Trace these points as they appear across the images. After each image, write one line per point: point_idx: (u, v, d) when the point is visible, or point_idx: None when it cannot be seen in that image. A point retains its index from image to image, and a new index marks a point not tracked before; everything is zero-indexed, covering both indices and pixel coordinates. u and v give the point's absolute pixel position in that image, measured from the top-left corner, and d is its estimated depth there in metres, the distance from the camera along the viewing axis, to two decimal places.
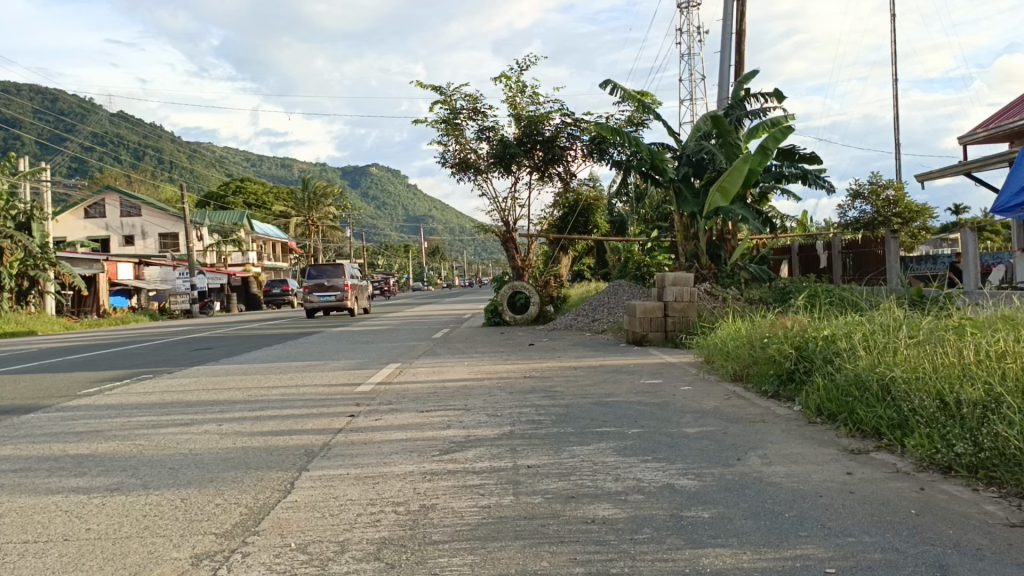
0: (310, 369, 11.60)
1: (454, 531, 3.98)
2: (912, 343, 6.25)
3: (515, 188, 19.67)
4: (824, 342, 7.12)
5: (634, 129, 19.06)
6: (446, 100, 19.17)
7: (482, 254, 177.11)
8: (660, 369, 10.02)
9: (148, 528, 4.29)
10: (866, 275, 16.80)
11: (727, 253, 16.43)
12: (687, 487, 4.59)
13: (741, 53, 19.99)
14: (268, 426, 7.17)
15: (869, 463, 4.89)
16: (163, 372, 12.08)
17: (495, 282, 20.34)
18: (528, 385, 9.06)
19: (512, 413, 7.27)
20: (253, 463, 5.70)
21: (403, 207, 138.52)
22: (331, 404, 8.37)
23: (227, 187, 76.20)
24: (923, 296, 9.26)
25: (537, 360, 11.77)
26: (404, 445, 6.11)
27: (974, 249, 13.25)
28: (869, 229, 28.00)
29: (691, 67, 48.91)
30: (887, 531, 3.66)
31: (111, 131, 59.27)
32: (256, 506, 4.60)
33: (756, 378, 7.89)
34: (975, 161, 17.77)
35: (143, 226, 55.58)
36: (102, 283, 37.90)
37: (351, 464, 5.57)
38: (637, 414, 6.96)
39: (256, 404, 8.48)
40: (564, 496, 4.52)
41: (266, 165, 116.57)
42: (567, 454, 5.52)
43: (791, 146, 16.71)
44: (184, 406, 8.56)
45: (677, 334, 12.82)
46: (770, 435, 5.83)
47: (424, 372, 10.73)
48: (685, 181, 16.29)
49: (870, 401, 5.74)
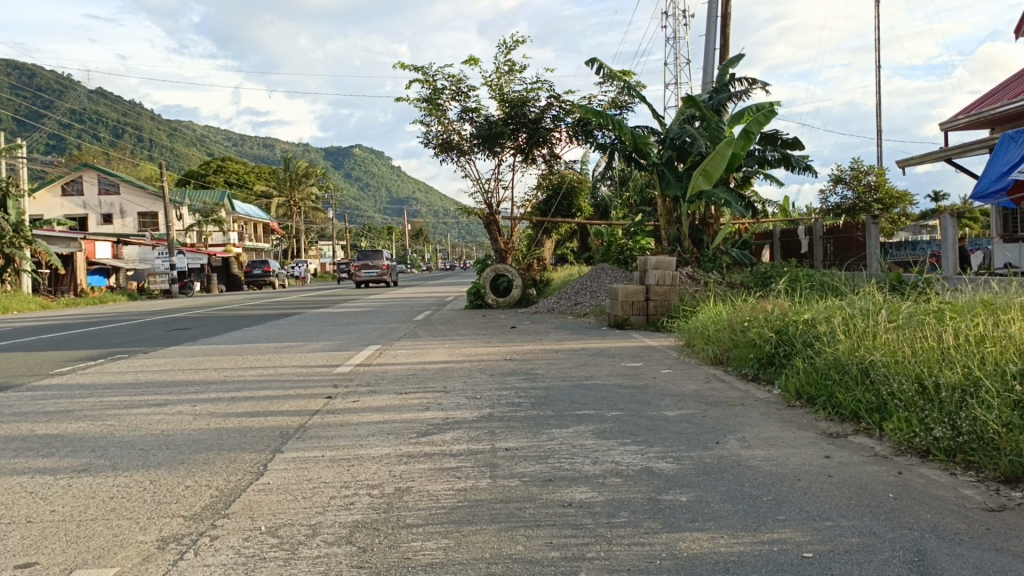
0: (289, 350, 11.49)
1: (428, 515, 3.91)
2: (892, 327, 6.23)
3: (498, 170, 19.55)
4: (804, 325, 7.10)
5: (619, 111, 18.97)
6: (429, 79, 18.99)
7: (465, 237, 176.68)
8: (641, 352, 9.99)
9: (115, 511, 4.19)
10: (846, 260, 16.85)
11: (710, 237, 16.42)
12: (665, 470, 4.55)
13: (726, 37, 19.92)
14: (243, 408, 7.08)
15: (848, 447, 4.86)
16: (139, 352, 11.93)
17: (478, 264, 20.25)
18: (508, 367, 9.00)
19: (491, 396, 7.22)
20: (226, 445, 5.61)
21: (386, 188, 137.85)
22: (309, 385, 8.28)
23: (208, 167, 75.46)
24: (903, 281, 9.27)
25: (518, 342, 11.72)
26: (381, 427, 6.04)
27: (953, 235, 13.32)
28: (850, 214, 28.13)
29: (676, 50, 48.82)
30: (865, 515, 3.63)
31: (90, 108, 58.45)
32: (227, 489, 4.51)
33: (737, 361, 7.87)
34: (956, 147, 17.84)
35: (122, 205, 54.96)
36: (79, 262, 37.42)
37: (326, 445, 5.50)
38: (617, 397, 6.93)
39: (232, 385, 8.38)
40: (541, 479, 4.46)
41: (248, 145, 115.50)
42: (546, 437, 5.47)
43: (774, 131, 16.68)
44: (158, 386, 8.44)
45: (659, 318, 12.79)
46: (749, 419, 5.80)
47: (404, 354, 10.66)
48: (668, 164, 16.23)
49: (849, 384, 5.72)
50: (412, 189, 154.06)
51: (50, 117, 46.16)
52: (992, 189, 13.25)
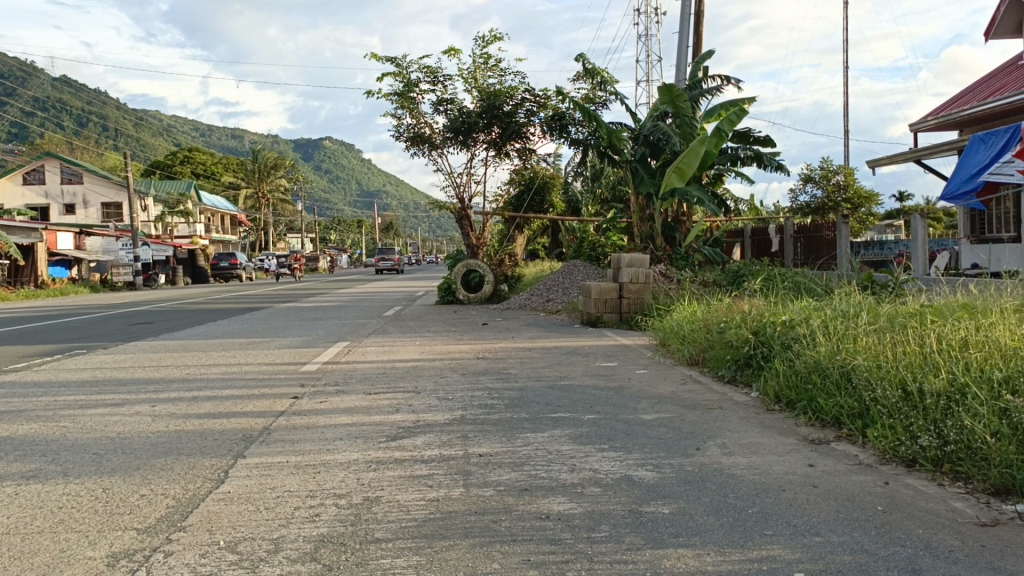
0: (254, 347, 11.18)
1: (398, 529, 3.70)
2: (872, 330, 6.12)
3: (471, 164, 19.33)
4: (782, 327, 6.98)
5: (592, 107, 18.83)
6: (401, 71, 18.69)
7: (434, 231, 176.06)
8: (615, 351, 9.85)
9: (63, 522, 3.93)
10: (817, 259, 16.86)
11: (682, 235, 16.36)
12: (645, 479, 4.39)
13: (699, 34, 19.87)
14: (204, 408, 6.80)
15: (831, 455, 4.74)
16: (98, 347, 11.55)
17: (449, 259, 20.01)
18: (480, 367, 8.79)
19: (463, 397, 7.01)
20: (185, 449, 5.34)
21: (356, 181, 136.84)
22: (275, 384, 8.01)
23: (175, 157, 74.30)
24: (875, 280, 9.24)
25: (489, 340, 11.52)
26: (349, 430, 5.81)
27: (924, 235, 13.31)
28: (819, 213, 28.28)
29: (648, 47, 49.05)
30: (854, 532, 3.50)
31: (54, 96, 57.15)
32: (185, 498, 4.27)
33: (713, 363, 7.74)
34: (925, 148, 17.95)
35: (85, 195, 53.84)
36: (39, 253, 36.50)
37: (290, 450, 5.26)
38: (592, 399, 6.77)
39: (194, 383, 8.08)
40: (517, 488, 4.27)
41: (216, 136, 113.86)
42: (520, 441, 5.28)
43: (747, 129, 16.63)
44: (117, 384, 8.11)
45: (632, 316, 12.67)
46: (727, 423, 5.67)
47: (374, 352, 10.40)
48: (641, 161, 16.09)
49: (830, 389, 5.60)
50: (381, 182, 153.06)
51: (13, 104, 45.05)
52: (962, 190, 13.27)
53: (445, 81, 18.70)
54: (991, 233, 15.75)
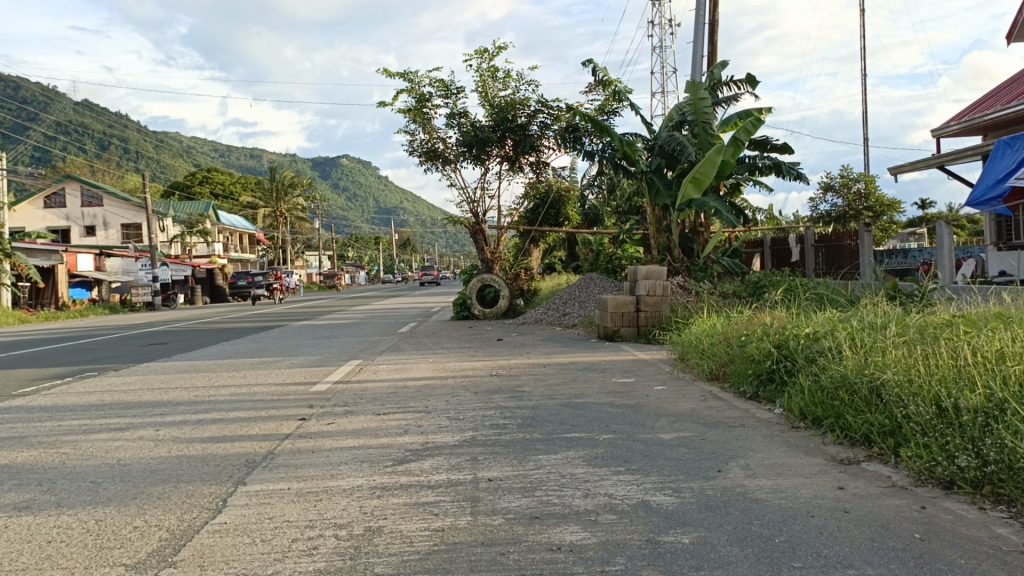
0: (265, 366, 11.01)
1: (400, 563, 3.47)
2: (901, 342, 5.84)
3: (485, 178, 19.18)
4: (805, 340, 6.70)
5: (607, 117, 18.64)
6: (413, 86, 18.60)
7: (451, 246, 176.32)
8: (632, 366, 9.59)
9: (49, 558, 3.73)
10: (839, 269, 16.52)
11: (700, 246, 16.09)
12: (664, 505, 4.13)
13: (714, 43, 19.66)
14: (209, 432, 6.61)
15: (862, 476, 4.47)
16: (109, 369, 11.43)
17: (464, 275, 19.85)
18: (493, 385, 8.55)
19: (475, 417, 6.78)
20: (184, 476, 5.14)
21: (374, 198, 137.40)
22: (283, 405, 7.82)
23: (194, 177, 74.90)
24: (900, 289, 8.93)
25: (504, 356, 11.29)
26: (354, 454, 5.60)
27: (949, 243, 12.95)
28: (840, 222, 27.89)
29: (662, 59, 48.95)
30: (893, 564, 3.24)
31: (76, 120, 57.82)
32: (179, 530, 4.06)
33: (734, 378, 7.47)
34: (948, 154, 17.61)
35: (105, 217, 54.28)
36: (60, 275, 36.72)
37: (293, 476, 5.05)
38: (607, 417, 6.52)
39: (202, 406, 7.90)
40: (527, 516, 4.03)
41: (235, 156, 114.81)
42: (533, 464, 5.05)
43: (764, 137, 16.37)
44: (123, 408, 7.96)
45: (650, 329, 12.39)
46: (751, 442, 5.41)
47: (386, 370, 10.20)
48: (657, 172, 15.85)
49: (858, 406, 5.32)
50: (399, 199, 153.77)
51: (35, 129, 45.60)
52: (988, 196, 12.91)
53: (457, 95, 18.60)
54: (1017, 240, 15.33)
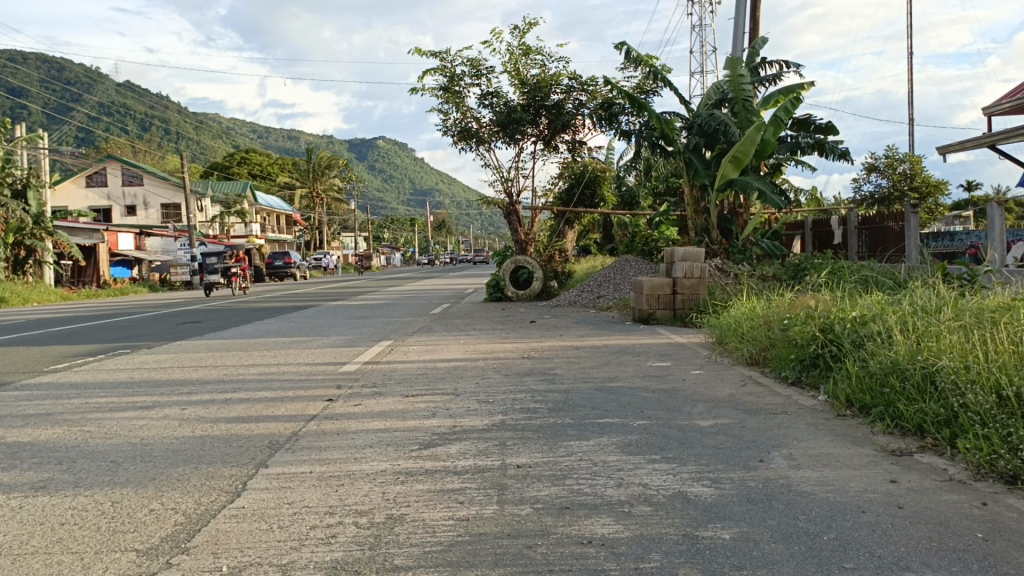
0: (296, 346, 10.91)
1: (421, 555, 3.28)
2: (956, 327, 5.50)
3: (519, 158, 18.89)
4: (852, 325, 6.38)
5: (643, 96, 18.25)
6: (445, 65, 18.34)
7: (486, 228, 176.23)
8: (668, 349, 9.32)
9: (60, 542, 3.60)
10: (883, 252, 16.02)
11: (739, 227, 15.68)
12: (702, 497, 3.89)
13: (754, 19, 19.15)
14: (235, 412, 6.49)
15: (916, 469, 4.18)
16: (142, 346, 11.44)
17: (497, 257, 19.63)
18: (525, 367, 8.34)
19: (505, 400, 6.57)
20: (205, 457, 5.01)
21: (410, 180, 137.67)
22: (311, 385, 7.68)
23: (232, 158, 75.57)
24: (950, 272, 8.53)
25: (537, 338, 11.07)
26: (380, 437, 5.42)
27: (1001, 225, 12.49)
28: (884, 204, 27.18)
29: (702, 38, 48.20)
30: (955, 567, 2.97)
31: (118, 101, 58.43)
32: (195, 514, 3.92)
33: (776, 363, 7.16)
34: (998, 133, 16.96)
35: (145, 196, 54.92)
36: (101, 254, 37.19)
37: (316, 459, 4.89)
38: (642, 402, 6.28)
39: (230, 385, 7.80)
40: (557, 506, 3.82)
41: (272, 137, 115.60)
42: (563, 451, 4.83)
43: (806, 116, 15.88)
44: (152, 385, 7.89)
45: (687, 313, 12.08)
46: (794, 430, 5.13)
47: (417, 351, 10.03)
48: (696, 152, 15.43)
49: (911, 394, 5.01)
50: (435, 181, 153.87)
51: (78, 111, 46.13)
52: None
53: (490, 73, 18.32)
54: None
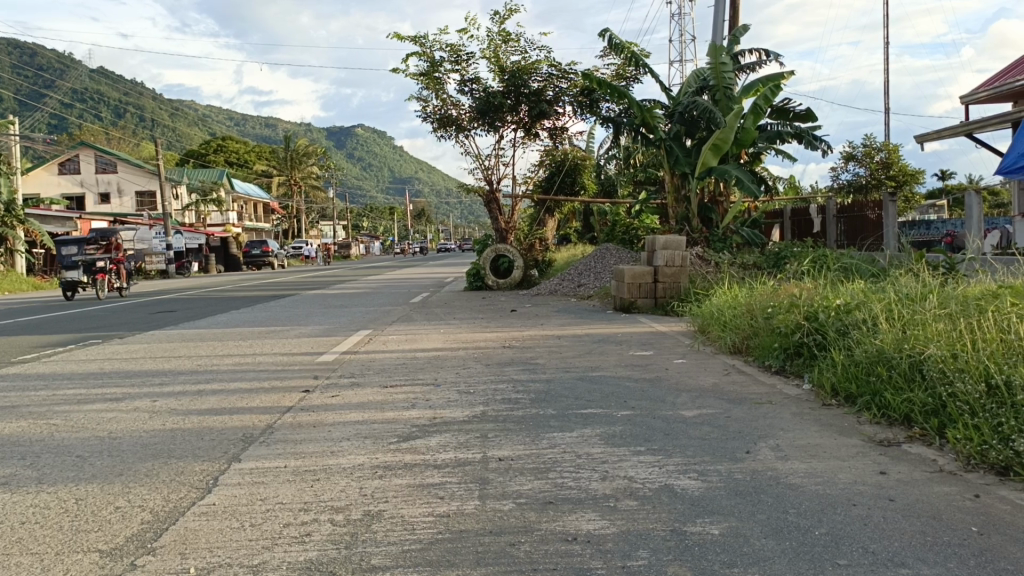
0: (272, 336, 10.72)
1: (399, 554, 3.15)
2: (942, 315, 5.44)
3: (499, 146, 18.72)
4: (836, 313, 6.30)
5: (623, 83, 18.13)
6: (425, 50, 18.11)
7: (465, 217, 175.76)
8: (650, 338, 9.23)
9: (20, 542, 3.44)
10: (861, 240, 16.05)
11: (719, 216, 15.62)
12: (689, 490, 3.79)
13: (735, 7, 19.06)
14: (208, 403, 6.32)
15: (905, 459, 4.10)
16: (114, 336, 11.20)
17: (477, 245, 19.47)
18: (506, 357, 8.22)
19: (486, 391, 6.44)
20: (176, 451, 4.85)
21: (389, 168, 136.89)
22: (287, 376, 7.51)
23: (209, 146, 74.78)
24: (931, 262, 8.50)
25: (518, 328, 10.95)
26: (357, 430, 5.28)
27: (978, 212, 12.55)
28: (861, 193, 27.30)
29: (681, 27, 48.20)
30: (951, 564, 2.88)
31: (92, 87, 57.42)
32: (164, 512, 3.77)
33: (759, 352, 7.09)
34: (976, 122, 17.02)
35: (119, 184, 54.18)
36: (74, 242, 36.60)
37: (291, 453, 4.74)
38: (625, 392, 6.17)
39: (204, 376, 7.61)
40: (540, 501, 3.70)
41: (249, 125, 114.39)
42: (546, 443, 4.71)
43: (785, 105, 15.83)
44: (123, 377, 7.68)
45: (668, 302, 12.00)
46: (779, 421, 5.05)
47: (396, 340, 9.87)
48: (676, 140, 15.32)
49: (897, 383, 4.93)
50: (414, 169, 153.10)
51: (52, 98, 45.26)
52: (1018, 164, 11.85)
53: (469, 59, 18.11)
54: None
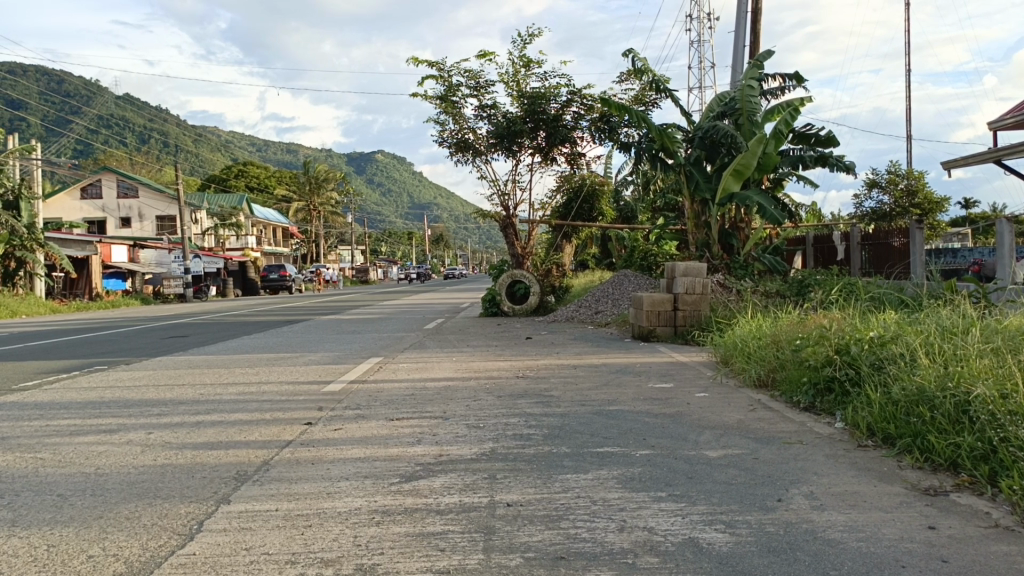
0: (280, 363, 10.42)
1: None
2: (988, 352, 5.06)
3: (516, 171, 18.49)
4: (870, 346, 5.91)
5: (643, 108, 17.87)
6: (443, 75, 17.98)
7: (483, 242, 175.95)
8: (670, 369, 8.85)
9: None
10: (887, 269, 15.60)
11: (740, 242, 15.23)
12: (716, 545, 3.43)
13: (756, 32, 18.82)
14: (204, 436, 6.00)
15: (954, 512, 3.72)
16: (120, 363, 10.97)
17: (492, 271, 19.17)
18: (519, 388, 7.87)
19: (497, 426, 6.10)
20: (163, 491, 4.54)
21: (408, 194, 137.45)
22: (290, 407, 7.18)
23: (229, 171, 75.32)
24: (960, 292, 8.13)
25: (533, 356, 10.60)
26: (357, 468, 4.94)
27: (1010, 240, 12.08)
28: (886, 220, 26.85)
29: (700, 54, 48.17)
30: None
31: (118, 113, 58.07)
32: (139, 562, 3.45)
33: (786, 386, 6.71)
34: (1003, 149, 16.62)
35: (140, 209, 54.50)
36: (94, 266, 36.67)
37: (284, 493, 4.42)
38: (643, 428, 5.82)
39: (204, 406, 7.31)
40: (550, 555, 3.35)
41: (271, 150, 115.46)
42: (559, 486, 4.37)
43: (808, 129, 15.49)
44: (121, 406, 7.40)
45: (689, 330, 11.62)
46: (812, 464, 4.67)
47: (406, 369, 9.55)
48: (697, 165, 15.01)
49: (942, 426, 4.55)
50: (434, 195, 153.58)
51: (78, 124, 45.74)
52: None
53: (487, 85, 17.95)
54: None
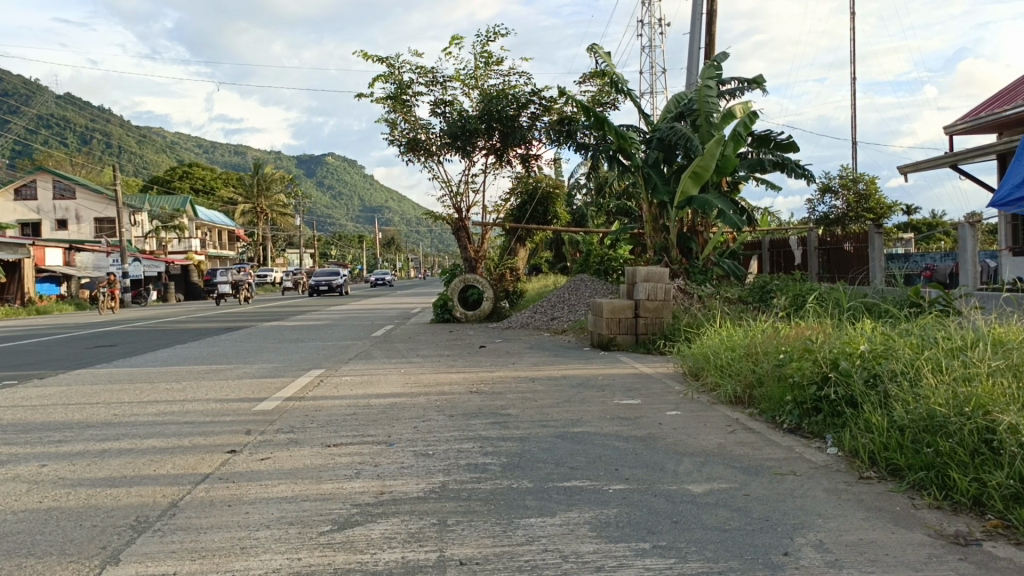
0: (211, 377, 9.50)
1: None
2: (1003, 370, 4.49)
3: (470, 173, 17.83)
4: (861, 362, 5.33)
5: (600, 109, 17.31)
6: (392, 73, 17.19)
7: (435, 246, 175.17)
8: (634, 382, 8.21)
9: None
10: (844, 274, 15.22)
11: (699, 246, 14.68)
12: None
13: (713, 35, 18.42)
14: (106, 470, 5.14)
15: (995, 569, 3.11)
16: (33, 377, 9.93)
17: (444, 275, 18.41)
18: (472, 405, 7.14)
19: (448, 453, 5.35)
20: (37, 548, 3.71)
21: (360, 197, 135.95)
22: (213, 431, 6.33)
23: (175, 173, 73.26)
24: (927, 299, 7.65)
25: (486, 367, 9.88)
26: (280, 512, 4.16)
27: (973, 247, 11.64)
28: (838, 224, 26.87)
29: (651, 60, 48.71)
30: None
31: (58, 113, 55.80)
32: None
33: (767, 404, 6.11)
34: (960, 153, 16.41)
35: (78, 210, 52.45)
36: (26, 270, 34.85)
37: (190, 548, 3.65)
38: (614, 455, 5.14)
39: (114, 430, 6.41)
40: None
41: (219, 151, 112.99)
42: (521, 534, 3.67)
43: (766, 132, 15.02)
44: (18, 431, 6.46)
45: (650, 339, 11.01)
46: (813, 501, 4.03)
47: (350, 384, 8.75)
48: (654, 167, 14.45)
49: (961, 458, 3.95)
50: (386, 199, 152.16)
51: (17, 125, 43.65)
52: (1011, 198, 10.22)
53: (442, 83, 17.23)
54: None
